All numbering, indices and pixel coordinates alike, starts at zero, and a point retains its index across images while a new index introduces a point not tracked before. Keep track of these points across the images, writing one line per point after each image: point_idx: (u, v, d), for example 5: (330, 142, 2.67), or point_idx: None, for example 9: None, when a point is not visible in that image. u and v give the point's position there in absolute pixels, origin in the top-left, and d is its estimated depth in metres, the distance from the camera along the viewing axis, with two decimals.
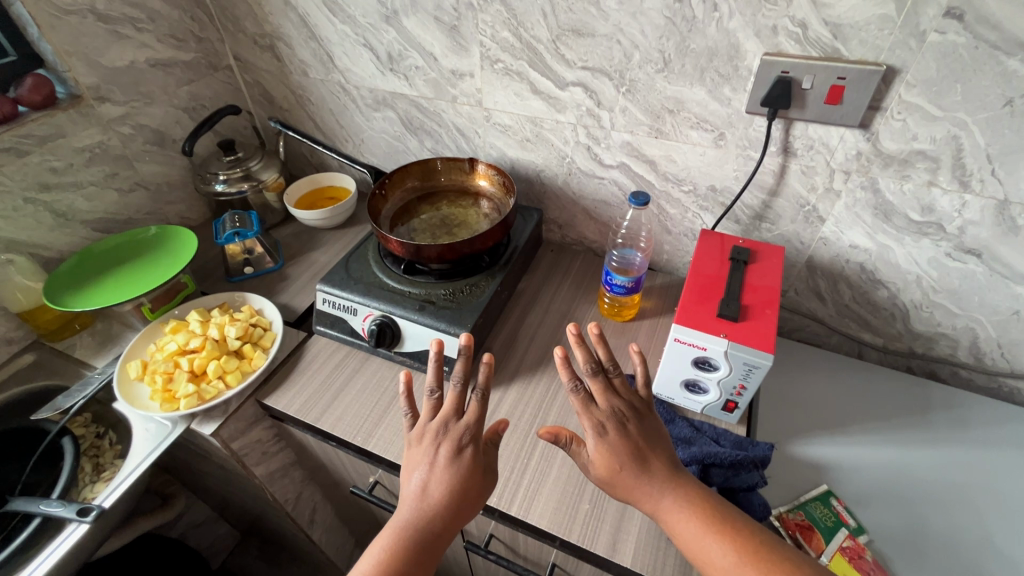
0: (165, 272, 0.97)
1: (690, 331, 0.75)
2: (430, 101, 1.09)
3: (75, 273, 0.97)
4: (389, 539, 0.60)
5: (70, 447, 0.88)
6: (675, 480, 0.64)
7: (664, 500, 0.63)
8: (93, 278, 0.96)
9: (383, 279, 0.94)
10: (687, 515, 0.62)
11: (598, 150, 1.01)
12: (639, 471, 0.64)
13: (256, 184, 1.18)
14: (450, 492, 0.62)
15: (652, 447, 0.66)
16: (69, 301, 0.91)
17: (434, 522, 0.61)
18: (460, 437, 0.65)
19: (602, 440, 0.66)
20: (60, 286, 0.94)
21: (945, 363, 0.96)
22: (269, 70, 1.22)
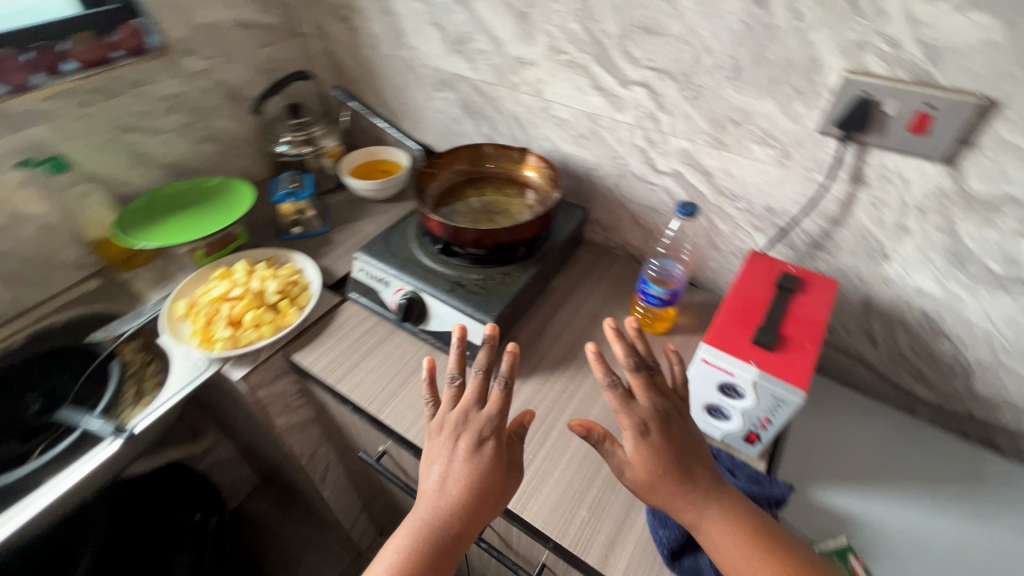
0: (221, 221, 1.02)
1: (720, 354, 0.72)
2: (491, 86, 1.09)
3: (143, 210, 1.04)
4: (412, 537, 0.61)
5: (116, 372, 0.94)
6: (714, 491, 0.64)
7: (703, 512, 0.62)
8: (158, 217, 1.03)
9: (419, 256, 0.95)
10: (727, 528, 0.62)
11: (654, 154, 0.97)
12: (678, 480, 0.63)
13: (316, 149, 1.24)
14: (474, 487, 0.63)
15: (690, 454, 0.65)
16: (135, 235, 0.98)
17: (460, 518, 0.62)
18: (484, 430, 0.66)
19: (640, 443, 0.64)
20: (129, 220, 1.02)
21: (1007, 433, 0.87)
22: (343, 41, 1.25)
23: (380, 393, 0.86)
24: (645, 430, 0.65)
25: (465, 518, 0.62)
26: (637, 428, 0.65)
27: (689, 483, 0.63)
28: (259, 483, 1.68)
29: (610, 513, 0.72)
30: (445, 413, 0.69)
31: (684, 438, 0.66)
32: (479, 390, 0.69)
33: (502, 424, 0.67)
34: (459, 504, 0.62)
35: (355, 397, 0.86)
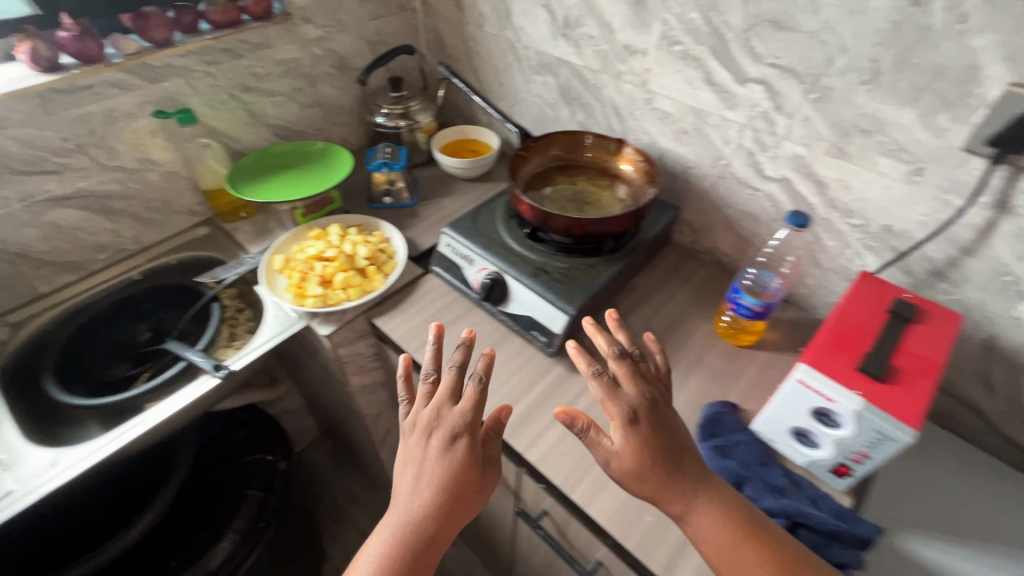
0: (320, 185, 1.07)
1: (820, 376, 0.67)
2: (593, 74, 1.07)
3: (252, 166, 1.11)
4: (389, 540, 0.62)
5: (217, 312, 1.02)
6: (700, 485, 0.65)
7: (692, 506, 0.63)
8: (265, 175, 1.09)
9: (504, 238, 0.96)
10: (719, 522, 0.62)
11: (762, 158, 0.92)
12: (664, 473, 0.64)
13: (411, 123, 1.25)
14: (450, 485, 0.64)
15: (675, 445, 0.66)
16: (244, 189, 1.05)
17: (435, 516, 0.63)
18: (459, 428, 0.67)
19: (627, 433, 0.65)
20: (239, 175, 1.08)
21: None
22: (449, 18, 1.27)
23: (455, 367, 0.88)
24: (632, 418, 0.66)
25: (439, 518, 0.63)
26: (625, 416, 0.66)
27: (678, 475, 0.64)
28: (319, 436, 1.78)
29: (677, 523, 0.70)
30: (418, 412, 0.71)
31: (670, 430, 0.67)
32: (452, 385, 0.72)
33: (474, 420, 0.68)
34: (434, 503, 0.63)
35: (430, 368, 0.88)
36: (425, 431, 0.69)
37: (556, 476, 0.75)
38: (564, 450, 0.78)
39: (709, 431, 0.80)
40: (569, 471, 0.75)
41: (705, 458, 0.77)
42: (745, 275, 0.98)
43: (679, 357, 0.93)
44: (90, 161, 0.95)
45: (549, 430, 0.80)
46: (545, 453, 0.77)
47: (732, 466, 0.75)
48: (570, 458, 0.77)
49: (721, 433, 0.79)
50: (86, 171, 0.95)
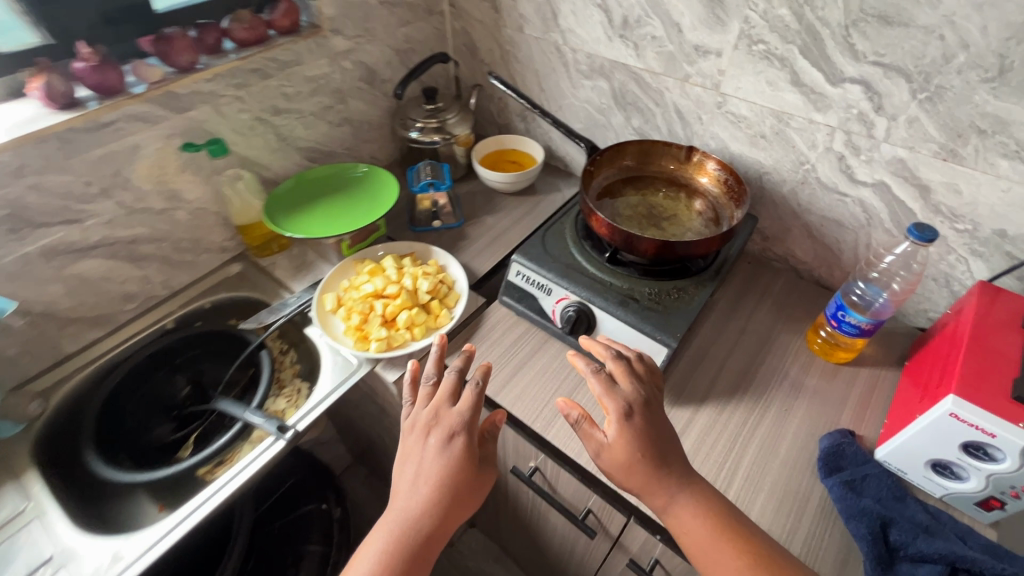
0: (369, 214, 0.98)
1: (976, 408, 0.62)
2: (655, 77, 0.99)
3: (288, 198, 1.01)
4: (389, 540, 0.61)
5: (267, 360, 0.93)
6: (682, 480, 0.65)
7: (672, 501, 0.64)
8: (304, 206, 1.00)
9: (581, 263, 0.88)
10: (697, 517, 0.63)
11: (854, 162, 0.86)
12: (647, 469, 0.64)
13: (448, 137, 1.16)
14: (450, 482, 0.63)
15: (660, 441, 0.66)
16: (285, 224, 0.95)
17: (438, 513, 0.62)
18: (457, 426, 0.66)
19: (620, 427, 0.65)
20: (277, 208, 0.99)
21: None
22: (483, 20, 1.17)
23: (546, 409, 0.81)
24: (626, 413, 0.65)
25: (439, 515, 0.62)
26: (620, 410, 0.66)
27: (658, 470, 0.64)
28: (353, 465, 1.70)
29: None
30: (419, 411, 0.69)
31: (660, 426, 0.67)
32: (451, 383, 0.69)
33: (473, 422, 0.67)
34: (432, 502, 0.62)
35: (517, 412, 0.81)
36: (424, 429, 0.68)
37: None
38: None
39: (833, 465, 0.74)
40: None
41: (836, 497, 0.72)
42: (853, 292, 0.84)
43: (776, 380, 0.87)
44: (115, 206, 0.85)
45: None
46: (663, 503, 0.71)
47: (870, 505, 0.69)
48: None
49: (847, 466, 0.74)
50: (111, 217, 0.85)
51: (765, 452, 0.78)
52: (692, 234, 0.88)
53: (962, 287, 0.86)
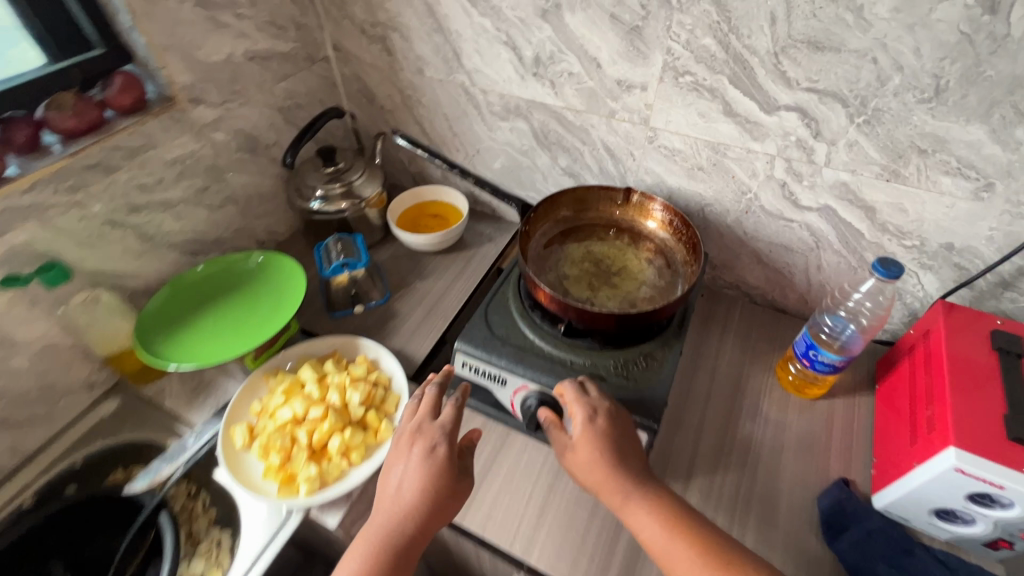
0: (268, 317, 0.84)
1: (980, 461, 0.58)
2: (579, 115, 0.90)
3: (165, 313, 0.84)
4: (369, 549, 0.57)
5: (169, 524, 0.75)
6: (642, 479, 0.62)
7: (631, 502, 0.61)
8: (186, 320, 0.83)
9: (534, 341, 0.78)
10: (655, 519, 0.59)
11: (797, 188, 0.81)
12: (608, 470, 0.62)
13: (358, 202, 1.01)
14: (436, 491, 0.60)
15: (623, 444, 0.64)
16: (167, 351, 0.78)
17: (426, 520, 0.59)
18: (439, 434, 0.63)
19: (584, 429, 0.64)
20: (153, 329, 0.82)
21: None
22: (376, 64, 1.03)
23: (523, 525, 0.70)
24: (590, 414, 0.65)
25: (422, 525, 0.59)
26: (583, 413, 0.65)
27: (619, 472, 0.62)
28: None
29: None
30: (404, 425, 0.67)
31: (628, 432, 0.66)
32: (436, 396, 0.67)
33: (456, 430, 0.64)
34: (416, 512, 0.59)
35: (490, 536, 0.69)
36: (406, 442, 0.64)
37: None
38: None
39: (838, 527, 0.69)
40: None
41: (850, 566, 0.66)
42: (821, 329, 0.81)
43: (757, 430, 0.81)
44: None
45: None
46: None
47: (885, 572, 0.64)
48: None
49: (851, 524, 0.69)
50: None
51: (764, 523, 0.72)
52: (647, 288, 0.81)
53: (916, 300, 0.84)
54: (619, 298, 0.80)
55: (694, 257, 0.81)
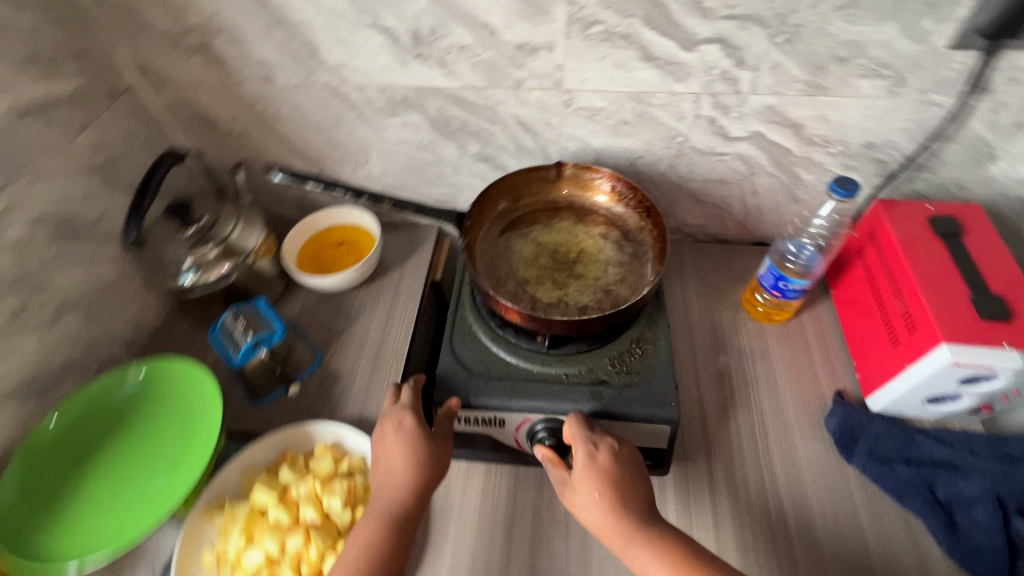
0: (190, 446, 0.68)
1: (968, 349, 0.61)
2: (480, 92, 0.78)
3: (45, 490, 0.65)
4: (370, 527, 0.58)
5: None
6: (652, 524, 0.56)
7: (640, 554, 0.55)
8: (81, 488, 0.66)
9: (519, 365, 0.69)
10: (664, 572, 0.53)
11: (726, 121, 0.78)
12: (613, 517, 0.57)
13: (243, 260, 0.81)
14: (413, 454, 0.62)
15: (633, 485, 0.59)
16: (70, 540, 0.61)
17: (412, 481, 0.61)
18: (402, 411, 0.66)
19: (586, 468, 0.59)
20: (37, 519, 0.63)
21: None
22: (208, 81, 0.81)
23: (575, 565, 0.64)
24: (591, 453, 0.60)
25: (412, 489, 0.60)
26: (584, 452, 0.60)
27: (627, 518, 0.56)
28: None
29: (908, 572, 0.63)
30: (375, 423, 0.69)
31: (634, 472, 0.60)
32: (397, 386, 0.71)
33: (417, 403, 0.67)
34: (400, 477, 0.61)
35: None
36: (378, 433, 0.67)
37: None
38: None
39: (851, 443, 0.72)
40: None
41: (873, 476, 0.69)
42: (788, 258, 0.80)
43: (748, 372, 0.81)
44: None
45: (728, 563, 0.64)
46: None
47: (904, 472, 0.68)
48: None
49: (860, 436, 0.72)
50: None
51: (787, 463, 0.72)
52: (614, 266, 0.74)
53: None
54: (590, 287, 0.72)
55: (650, 218, 0.75)
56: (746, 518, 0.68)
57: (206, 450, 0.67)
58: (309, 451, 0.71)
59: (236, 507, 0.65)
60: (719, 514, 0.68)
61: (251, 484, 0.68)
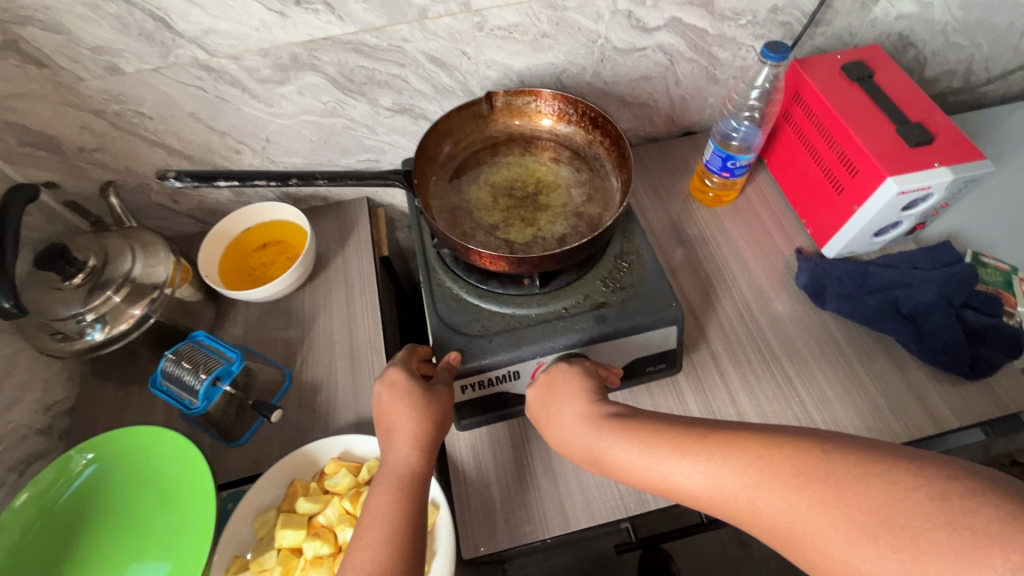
0: (183, 509, 0.60)
1: (909, 176, 0.66)
2: (381, 33, 0.68)
3: None
4: (377, 491, 0.52)
5: None
6: (605, 409, 0.53)
7: (601, 442, 0.50)
8: None
9: (514, 313, 0.66)
10: (623, 444, 0.48)
11: (642, 11, 0.75)
12: (573, 423, 0.54)
13: (158, 293, 0.67)
14: (412, 406, 0.57)
15: (587, 386, 0.57)
16: None
17: (417, 432, 0.55)
18: (393, 369, 0.61)
19: (545, 394, 0.59)
20: None
21: (958, 93, 1.01)
22: (34, 89, 0.64)
23: (623, 484, 0.64)
24: (545, 380, 0.60)
25: (421, 442, 0.55)
26: (541, 382, 0.60)
27: (582, 415, 0.54)
28: None
29: (896, 384, 0.70)
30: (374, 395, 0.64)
31: (574, 382, 0.58)
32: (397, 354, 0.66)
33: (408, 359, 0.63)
34: (404, 433, 0.55)
35: (606, 517, 0.63)
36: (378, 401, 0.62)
37: None
38: None
39: (821, 291, 0.77)
40: None
41: (846, 314, 0.75)
42: (731, 136, 0.83)
43: (715, 255, 0.84)
44: None
45: None
46: None
47: (872, 302, 0.75)
48: None
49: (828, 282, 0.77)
50: None
51: (774, 325, 0.77)
52: (575, 188, 0.73)
53: None
54: (561, 215, 0.71)
55: (598, 126, 0.74)
56: (756, 387, 0.71)
57: (202, 512, 0.59)
58: (320, 472, 0.65)
59: (262, 559, 0.58)
60: (733, 390, 0.71)
61: (267, 528, 0.61)
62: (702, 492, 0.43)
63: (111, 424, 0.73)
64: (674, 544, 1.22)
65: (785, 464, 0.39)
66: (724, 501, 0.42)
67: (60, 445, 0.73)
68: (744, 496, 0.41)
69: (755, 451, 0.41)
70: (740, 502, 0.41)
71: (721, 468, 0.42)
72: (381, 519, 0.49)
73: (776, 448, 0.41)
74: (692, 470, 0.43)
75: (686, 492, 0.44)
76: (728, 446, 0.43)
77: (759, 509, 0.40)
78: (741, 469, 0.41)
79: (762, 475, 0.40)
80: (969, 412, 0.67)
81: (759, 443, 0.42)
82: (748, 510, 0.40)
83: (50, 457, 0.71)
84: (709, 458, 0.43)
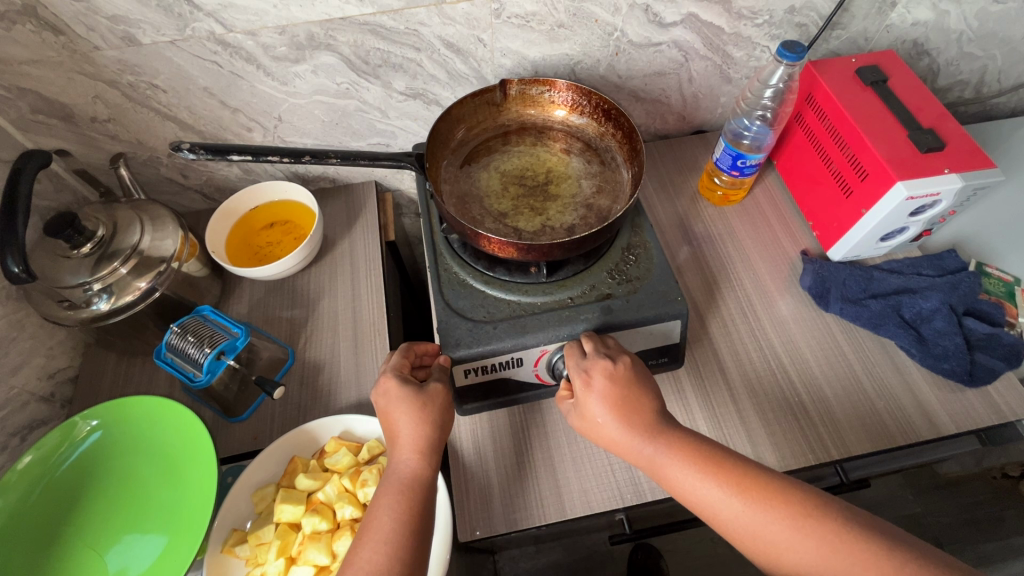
0: (181, 475, 0.61)
1: (918, 181, 0.66)
2: (399, 15, 0.68)
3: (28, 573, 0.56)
4: (384, 498, 0.52)
5: None
6: (666, 424, 0.55)
7: (659, 457, 0.53)
8: (73, 556, 0.58)
9: (519, 302, 0.66)
10: (685, 465, 0.52)
11: (660, 6, 0.75)
12: (632, 427, 0.55)
13: (162, 267, 0.67)
14: (411, 410, 0.56)
15: (646, 394, 0.57)
16: None
17: (417, 436, 0.55)
18: (389, 373, 0.59)
19: (602, 377, 0.57)
20: None
21: (969, 104, 1.01)
22: (49, 56, 0.64)
23: (620, 475, 0.65)
24: (607, 363, 0.58)
25: (423, 448, 0.55)
26: (600, 361, 0.58)
27: (642, 422, 0.55)
28: None
29: (895, 388, 0.71)
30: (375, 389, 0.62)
31: (630, 382, 0.57)
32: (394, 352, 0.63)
33: (406, 363, 0.61)
34: (404, 436, 0.55)
35: (603, 507, 0.63)
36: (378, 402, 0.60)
37: (805, 458, 0.66)
38: (781, 430, 0.68)
39: (825, 293, 0.78)
40: (807, 442, 0.67)
41: (850, 316, 0.76)
42: (742, 135, 0.83)
43: (720, 253, 0.84)
44: None
45: (750, 428, 0.68)
46: (774, 446, 0.67)
47: (877, 306, 0.75)
48: (793, 433, 0.68)
49: (832, 285, 0.78)
50: None
51: (776, 325, 0.77)
52: (586, 180, 0.74)
53: None
54: (571, 205, 0.71)
55: (614, 119, 0.74)
56: (756, 386, 0.72)
57: (201, 484, 0.59)
58: (320, 450, 0.65)
59: (260, 532, 0.59)
60: (732, 388, 0.72)
61: (266, 503, 0.61)
62: (746, 527, 0.48)
63: (111, 394, 0.73)
64: (663, 542, 1.22)
65: (836, 530, 0.45)
66: (761, 541, 0.47)
67: (61, 413, 0.73)
68: (784, 540, 0.46)
69: (813, 512, 0.46)
70: (778, 549, 0.46)
71: (773, 516, 0.47)
72: (387, 531, 0.49)
73: (831, 516, 0.46)
74: (746, 507, 0.48)
75: (728, 521, 0.49)
76: (787, 501, 0.47)
77: (794, 559, 0.46)
78: (790, 523, 0.46)
79: (813, 533, 0.45)
80: (966, 419, 0.67)
81: (817, 507, 0.47)
82: (784, 555, 0.46)
83: (51, 424, 0.71)
84: (766, 505, 0.48)
